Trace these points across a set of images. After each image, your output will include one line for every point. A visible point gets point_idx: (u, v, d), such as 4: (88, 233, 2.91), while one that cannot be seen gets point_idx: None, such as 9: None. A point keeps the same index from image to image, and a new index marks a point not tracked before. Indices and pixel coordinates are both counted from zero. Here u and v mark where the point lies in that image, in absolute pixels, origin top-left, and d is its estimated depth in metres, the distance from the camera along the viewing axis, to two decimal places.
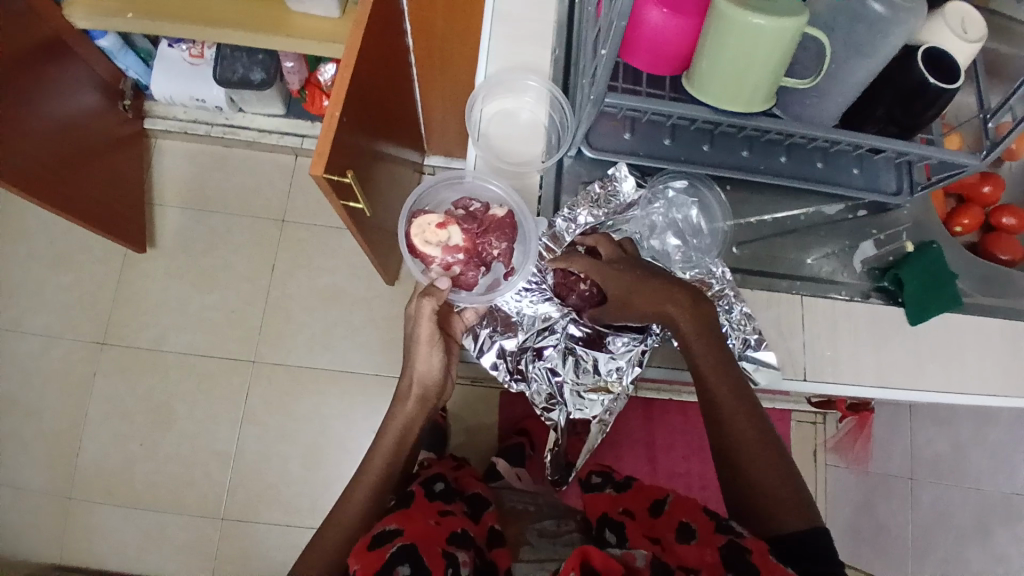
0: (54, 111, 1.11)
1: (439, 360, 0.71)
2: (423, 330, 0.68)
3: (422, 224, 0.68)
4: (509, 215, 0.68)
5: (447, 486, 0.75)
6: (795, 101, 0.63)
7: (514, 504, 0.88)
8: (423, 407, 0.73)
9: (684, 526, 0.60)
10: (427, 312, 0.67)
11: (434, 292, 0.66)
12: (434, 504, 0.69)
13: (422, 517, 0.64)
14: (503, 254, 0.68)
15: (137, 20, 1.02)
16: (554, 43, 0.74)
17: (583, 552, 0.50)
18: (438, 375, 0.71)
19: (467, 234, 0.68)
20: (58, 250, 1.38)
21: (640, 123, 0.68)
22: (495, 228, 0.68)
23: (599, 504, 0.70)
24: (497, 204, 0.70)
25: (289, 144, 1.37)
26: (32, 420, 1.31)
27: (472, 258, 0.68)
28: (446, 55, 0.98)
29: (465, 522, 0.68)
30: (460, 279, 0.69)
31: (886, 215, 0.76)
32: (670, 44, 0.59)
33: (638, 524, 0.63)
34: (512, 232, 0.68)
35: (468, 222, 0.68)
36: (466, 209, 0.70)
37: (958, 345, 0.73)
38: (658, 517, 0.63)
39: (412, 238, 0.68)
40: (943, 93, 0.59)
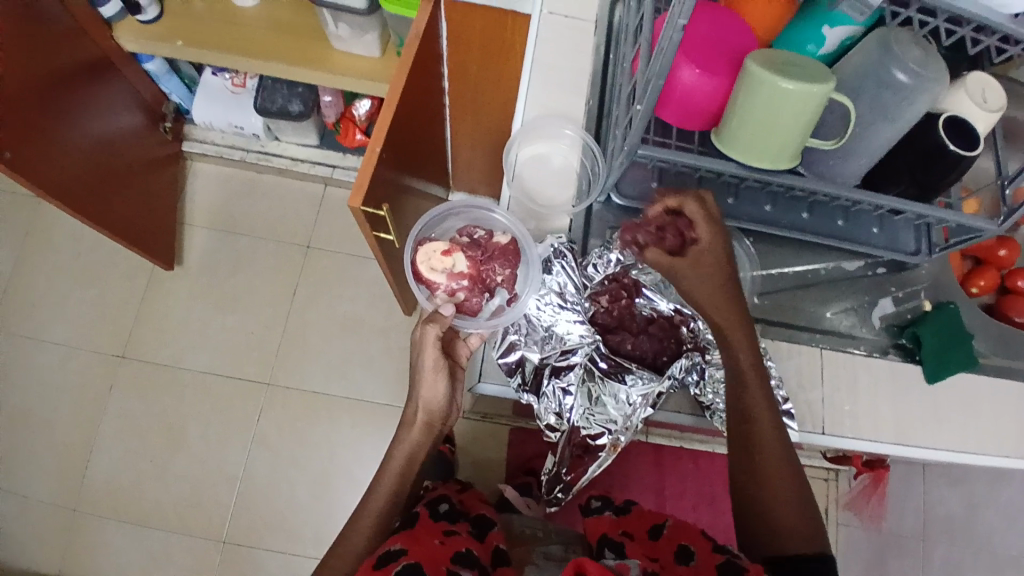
0: (101, 128, 1.16)
1: (444, 386, 0.69)
2: (427, 360, 0.67)
3: (429, 251, 0.70)
4: (512, 242, 0.71)
5: (451, 506, 0.77)
6: (819, 160, 0.66)
7: (523, 527, 0.87)
8: (430, 434, 0.71)
9: (683, 547, 0.63)
10: (432, 337, 0.67)
11: (438, 319, 0.67)
12: (439, 524, 0.71)
13: (428, 537, 0.66)
14: (506, 279, 0.71)
15: (186, 48, 1.09)
16: (589, 94, 0.77)
17: (578, 564, 0.48)
18: (443, 403, 0.70)
19: (472, 261, 0.70)
20: (87, 264, 1.42)
21: (668, 174, 0.71)
22: (500, 254, 0.71)
23: (599, 525, 0.71)
24: (500, 232, 0.74)
25: (319, 174, 1.41)
26: (46, 430, 1.32)
27: (477, 283, 0.70)
28: (481, 97, 1.02)
29: (469, 542, 0.69)
30: (465, 305, 0.70)
31: (905, 273, 0.78)
32: (702, 102, 0.62)
33: (638, 544, 0.65)
34: (515, 258, 0.71)
35: (473, 249, 0.71)
36: (470, 236, 0.73)
37: (977, 406, 0.74)
38: (657, 539, 0.66)
39: (418, 264, 0.70)
40: (962, 160, 0.62)
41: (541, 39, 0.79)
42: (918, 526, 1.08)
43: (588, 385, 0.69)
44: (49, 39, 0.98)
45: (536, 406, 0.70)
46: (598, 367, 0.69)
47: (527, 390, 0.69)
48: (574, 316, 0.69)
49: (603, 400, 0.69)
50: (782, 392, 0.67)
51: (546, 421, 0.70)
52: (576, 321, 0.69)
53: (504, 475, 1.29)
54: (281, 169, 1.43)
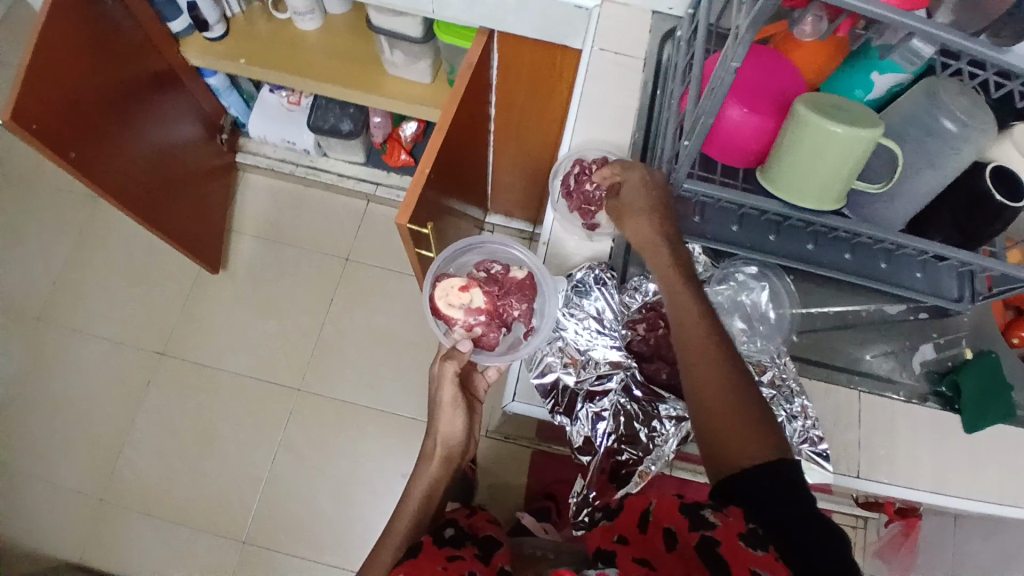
0: (162, 136, 1.23)
1: (462, 420, 0.73)
2: (445, 393, 0.72)
3: (446, 287, 0.72)
4: (528, 277, 0.75)
5: (457, 531, 0.77)
6: (864, 203, 0.67)
7: (534, 549, 0.85)
8: (449, 468, 0.75)
9: (668, 532, 0.56)
10: (449, 374, 0.71)
11: (456, 355, 0.71)
12: (443, 551, 0.70)
13: (430, 564, 0.66)
14: (522, 313, 0.73)
15: (248, 66, 1.16)
16: (634, 126, 0.79)
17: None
18: (461, 436, 0.74)
19: (489, 297, 0.73)
20: (137, 263, 1.48)
21: (711, 209, 0.71)
22: (516, 289, 0.74)
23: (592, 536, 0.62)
24: (516, 267, 0.77)
25: (363, 190, 1.47)
26: (84, 420, 1.36)
27: (494, 318, 0.72)
28: (526, 125, 1.06)
29: (472, 564, 0.68)
30: (483, 340, 0.72)
31: (948, 320, 0.77)
32: (748, 141, 0.64)
33: (628, 551, 0.57)
34: (531, 292, 0.74)
35: (489, 285, 0.74)
36: (487, 272, 0.76)
37: (1019, 459, 0.72)
38: (645, 532, 0.58)
39: (437, 301, 0.72)
40: (1008, 209, 0.61)
41: (591, 73, 0.81)
42: None
43: (622, 413, 0.69)
44: (121, 50, 1.06)
45: (568, 429, 0.70)
46: (632, 395, 0.70)
47: (561, 413, 0.70)
48: (609, 341, 0.71)
49: (636, 430, 0.69)
50: (818, 433, 0.67)
51: (576, 444, 0.70)
52: (612, 347, 0.71)
53: (524, 498, 1.29)
54: (326, 184, 1.48)
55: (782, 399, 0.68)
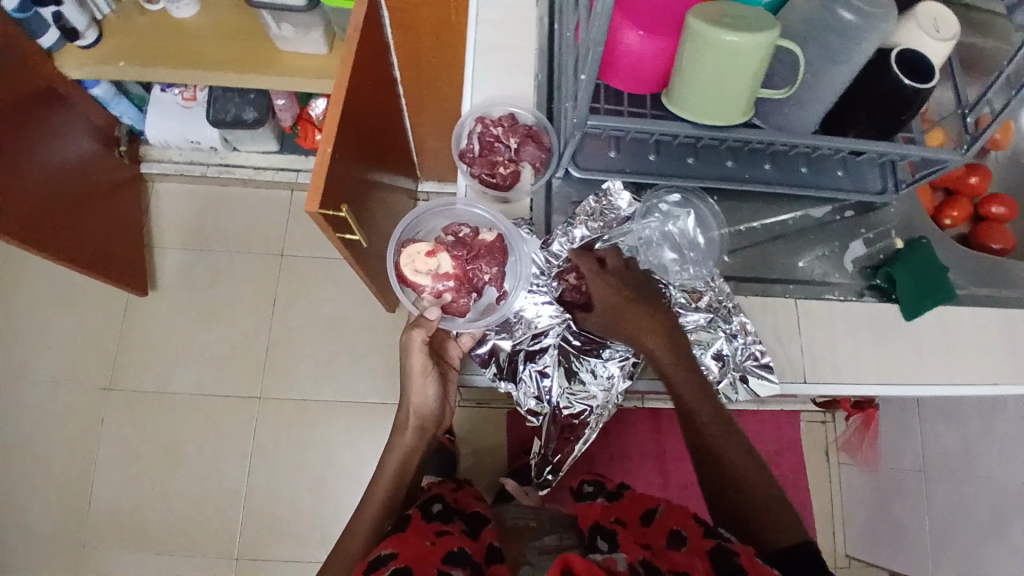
0: (53, 161, 1.14)
1: (435, 389, 0.70)
2: (415, 363, 0.68)
3: (412, 253, 0.69)
4: (498, 239, 0.70)
5: (445, 506, 0.77)
6: (773, 110, 0.65)
7: (516, 519, 0.86)
8: (424, 436, 0.73)
9: (675, 533, 0.62)
10: (418, 343, 0.67)
11: (424, 322, 0.67)
12: (432, 526, 0.70)
13: (416, 539, 0.65)
14: (494, 278, 0.69)
15: (129, 68, 1.06)
16: (537, 69, 0.75)
17: (564, 560, 0.48)
18: (434, 406, 0.71)
19: (457, 261, 0.69)
20: (60, 297, 1.39)
21: (625, 141, 0.69)
22: (486, 252, 0.69)
23: (592, 514, 0.72)
24: (485, 228, 0.72)
25: (284, 179, 1.39)
26: (41, 469, 1.31)
27: (464, 282, 0.69)
28: (433, 83, 1.00)
29: (462, 540, 0.68)
30: (452, 306, 0.69)
31: (873, 214, 0.77)
32: (649, 65, 0.61)
33: (630, 532, 0.65)
34: (502, 255, 0.70)
35: (458, 249, 0.70)
36: (455, 234, 0.71)
37: (957, 335, 0.74)
38: (649, 526, 0.65)
39: (402, 268, 0.69)
40: (918, 93, 0.60)
41: (484, 19, 0.77)
42: (917, 461, 1.09)
43: (566, 364, 0.69)
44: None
45: (515, 394, 0.70)
46: (571, 345, 0.69)
47: (506, 378, 0.70)
48: (541, 297, 0.69)
49: (584, 380, 0.69)
50: (760, 348, 0.67)
51: (526, 406, 0.70)
52: (544, 302, 0.68)
53: (505, 459, 1.30)
54: (245, 180, 1.40)
55: (721, 320, 0.68)
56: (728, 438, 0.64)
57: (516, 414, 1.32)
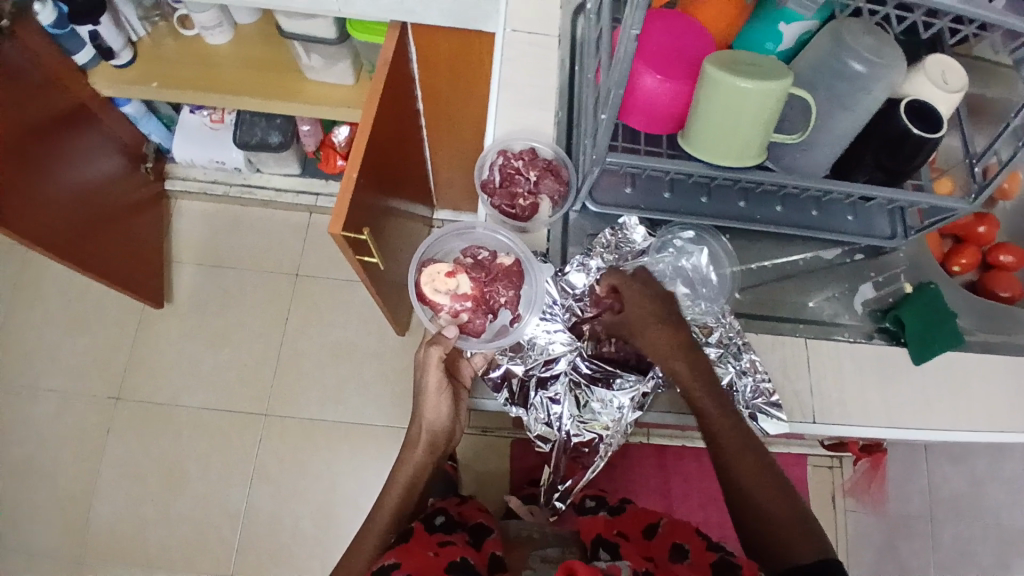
0: (81, 174, 1.17)
1: (447, 407, 0.70)
2: (430, 380, 0.69)
3: (432, 273, 0.70)
4: (516, 263, 0.71)
5: (447, 519, 0.77)
6: (785, 154, 0.67)
7: (519, 530, 0.85)
8: (433, 455, 0.72)
9: (677, 546, 0.65)
10: (434, 359, 0.68)
11: (441, 341, 0.68)
12: (435, 537, 0.70)
13: (421, 549, 0.66)
14: (509, 302, 0.70)
15: (161, 89, 1.10)
16: (557, 106, 0.78)
17: (568, 565, 0.50)
18: (447, 424, 0.71)
19: (475, 283, 0.70)
20: (77, 309, 1.42)
21: (641, 178, 0.71)
22: (503, 276, 0.70)
23: (594, 526, 0.73)
24: (503, 252, 0.73)
25: (302, 203, 1.43)
26: (46, 478, 1.31)
27: (481, 304, 0.70)
28: (454, 116, 1.04)
29: (465, 549, 0.68)
30: (468, 327, 0.70)
31: (883, 258, 0.78)
32: (666, 107, 0.63)
33: (633, 545, 0.68)
34: (519, 279, 0.71)
35: (476, 271, 0.71)
36: (474, 257, 0.72)
37: (965, 380, 0.74)
38: (652, 539, 0.68)
39: (422, 286, 0.70)
40: (927, 141, 0.62)
41: (507, 57, 0.80)
42: (925, 508, 1.08)
43: (577, 392, 0.70)
44: (16, 90, 0.99)
45: (525, 418, 0.70)
46: (582, 374, 0.70)
47: (516, 404, 0.71)
48: (553, 325, 0.70)
49: (594, 408, 0.69)
50: (769, 385, 0.68)
51: (536, 431, 0.71)
52: (556, 330, 0.69)
53: (507, 488, 1.29)
54: (265, 201, 1.44)
55: (731, 357, 0.69)
56: (754, 458, 0.63)
57: (520, 443, 1.31)
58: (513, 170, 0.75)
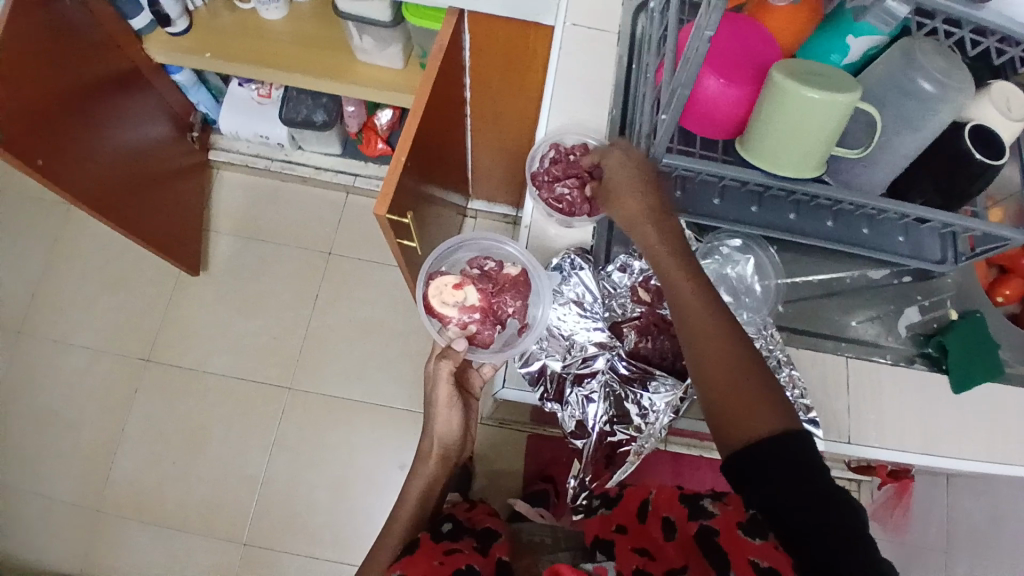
0: (130, 137, 1.20)
1: (458, 419, 0.76)
2: (440, 395, 0.74)
3: (440, 285, 0.70)
4: (522, 273, 0.72)
5: (455, 525, 0.76)
6: (845, 168, 0.66)
7: (531, 536, 0.81)
8: (444, 464, 0.77)
9: (667, 521, 0.67)
10: (444, 372, 0.72)
11: (451, 355, 0.71)
12: (441, 545, 0.70)
13: (426, 559, 0.66)
14: (517, 311, 0.72)
15: (213, 60, 1.12)
16: (611, 104, 0.78)
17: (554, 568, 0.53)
18: (456, 436, 0.76)
19: (483, 294, 0.71)
20: (114, 268, 1.45)
21: (692, 182, 0.70)
22: (510, 286, 0.71)
23: (593, 526, 0.73)
24: (510, 263, 0.74)
25: (340, 182, 1.45)
26: (71, 431, 1.34)
27: (489, 315, 0.71)
28: (501, 107, 1.04)
29: (472, 557, 0.67)
30: (477, 338, 0.71)
31: (932, 281, 0.77)
32: (725, 112, 0.63)
33: (627, 537, 0.67)
34: (525, 288, 0.72)
35: (483, 282, 0.72)
36: (480, 268, 0.74)
37: (1005, 413, 0.73)
38: (644, 520, 0.69)
39: (430, 298, 0.70)
40: (989, 168, 0.61)
41: (564, 51, 0.80)
42: (945, 539, 1.06)
43: (612, 391, 0.70)
44: (77, 50, 1.01)
45: (559, 414, 0.71)
46: (619, 374, 0.70)
47: (552, 399, 0.71)
48: (593, 323, 0.71)
49: (629, 410, 0.70)
50: (805, 402, 0.67)
51: (569, 429, 0.72)
52: (594, 328, 0.71)
53: (522, 482, 1.29)
54: (303, 178, 1.46)
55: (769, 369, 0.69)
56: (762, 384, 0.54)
57: (537, 439, 1.31)
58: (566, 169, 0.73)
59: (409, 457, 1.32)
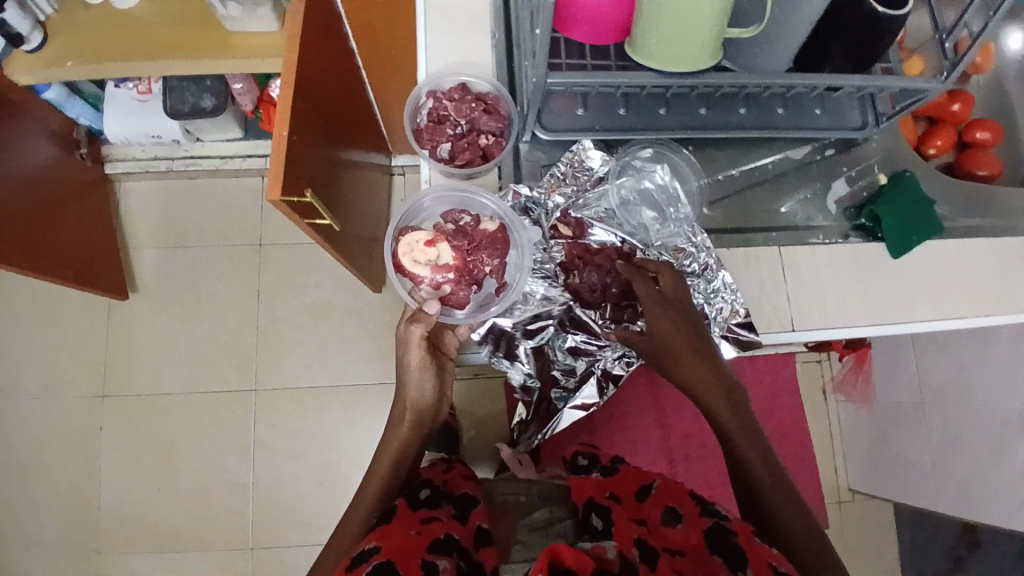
0: (15, 170, 1.10)
1: (432, 383, 0.69)
2: (414, 357, 0.66)
3: (410, 242, 0.63)
4: (501, 230, 0.66)
5: (433, 491, 0.71)
6: (743, 52, 0.63)
7: (505, 495, 0.80)
8: (419, 431, 0.71)
9: (669, 509, 0.62)
10: (415, 338, 0.65)
11: (422, 318, 0.64)
12: (419, 513, 0.65)
13: (401, 528, 0.60)
14: (495, 270, 0.66)
15: (78, 66, 0.99)
16: (493, 27, 0.73)
17: (553, 550, 0.48)
18: (432, 399, 0.70)
19: (457, 252, 0.65)
20: (39, 308, 1.37)
21: (592, 97, 0.66)
22: (488, 244, 0.65)
23: (584, 486, 0.69)
24: (489, 217, 0.67)
25: (253, 166, 1.35)
26: (44, 480, 1.31)
27: (465, 275, 0.65)
28: (392, 53, 0.96)
29: (450, 526, 0.63)
30: (452, 299, 0.66)
31: (855, 150, 0.75)
32: (608, 13, 0.57)
33: (624, 507, 0.64)
34: (504, 245, 0.66)
35: (458, 239, 0.65)
36: (455, 222, 0.67)
37: (947, 270, 0.72)
38: (644, 500, 0.65)
39: (400, 256, 0.64)
40: (894, 19, 0.56)
41: None
42: (914, 394, 1.10)
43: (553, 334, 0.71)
44: None
45: (510, 369, 0.73)
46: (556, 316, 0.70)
47: (500, 357, 0.72)
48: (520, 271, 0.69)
49: (570, 349, 0.71)
50: (742, 305, 0.67)
51: (519, 379, 0.74)
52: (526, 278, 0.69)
53: (506, 427, 1.30)
54: (212, 170, 1.37)
55: (699, 278, 0.68)
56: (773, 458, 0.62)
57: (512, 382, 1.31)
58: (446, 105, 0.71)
59: None
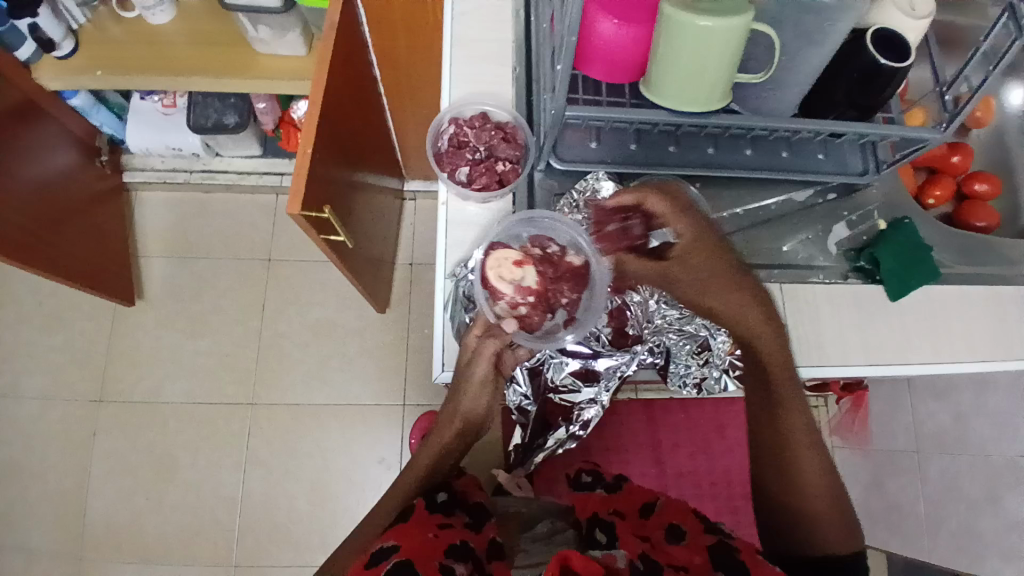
0: (32, 174, 1.12)
1: (487, 400, 0.69)
2: (478, 371, 0.67)
3: (500, 258, 0.65)
4: (586, 265, 0.67)
5: (449, 495, 0.67)
6: (752, 95, 0.65)
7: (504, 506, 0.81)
8: (462, 439, 0.70)
9: (674, 526, 0.62)
10: (488, 352, 0.66)
11: (497, 334, 0.66)
12: (434, 517, 0.62)
13: (418, 530, 0.59)
14: (571, 303, 0.67)
15: (106, 77, 1.03)
16: (515, 62, 0.78)
17: (563, 556, 0.48)
18: (482, 412, 0.69)
19: (541, 279, 0.66)
20: (46, 311, 1.38)
21: (606, 131, 0.69)
22: (570, 277, 0.67)
23: (588, 504, 0.70)
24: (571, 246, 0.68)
25: (267, 184, 1.39)
26: (34, 484, 1.29)
27: (543, 302, 0.66)
28: (414, 81, 1.00)
29: (465, 533, 0.61)
30: (525, 322, 0.66)
31: (856, 196, 0.77)
32: (625, 53, 0.60)
33: (628, 524, 0.64)
34: (585, 281, 0.67)
35: (544, 266, 0.66)
36: (542, 248, 0.67)
37: (944, 316, 0.74)
38: (648, 518, 0.65)
39: (486, 269, 0.65)
40: (896, 72, 0.59)
41: (460, 13, 0.79)
42: (911, 441, 1.11)
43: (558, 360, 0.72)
44: None
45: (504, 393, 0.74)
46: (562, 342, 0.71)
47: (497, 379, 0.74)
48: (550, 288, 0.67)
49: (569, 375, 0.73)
50: None
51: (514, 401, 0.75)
52: None
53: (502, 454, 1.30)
54: (228, 185, 1.40)
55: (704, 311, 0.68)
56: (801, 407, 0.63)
57: None
58: (463, 132, 0.75)
59: (387, 450, 1.30)
